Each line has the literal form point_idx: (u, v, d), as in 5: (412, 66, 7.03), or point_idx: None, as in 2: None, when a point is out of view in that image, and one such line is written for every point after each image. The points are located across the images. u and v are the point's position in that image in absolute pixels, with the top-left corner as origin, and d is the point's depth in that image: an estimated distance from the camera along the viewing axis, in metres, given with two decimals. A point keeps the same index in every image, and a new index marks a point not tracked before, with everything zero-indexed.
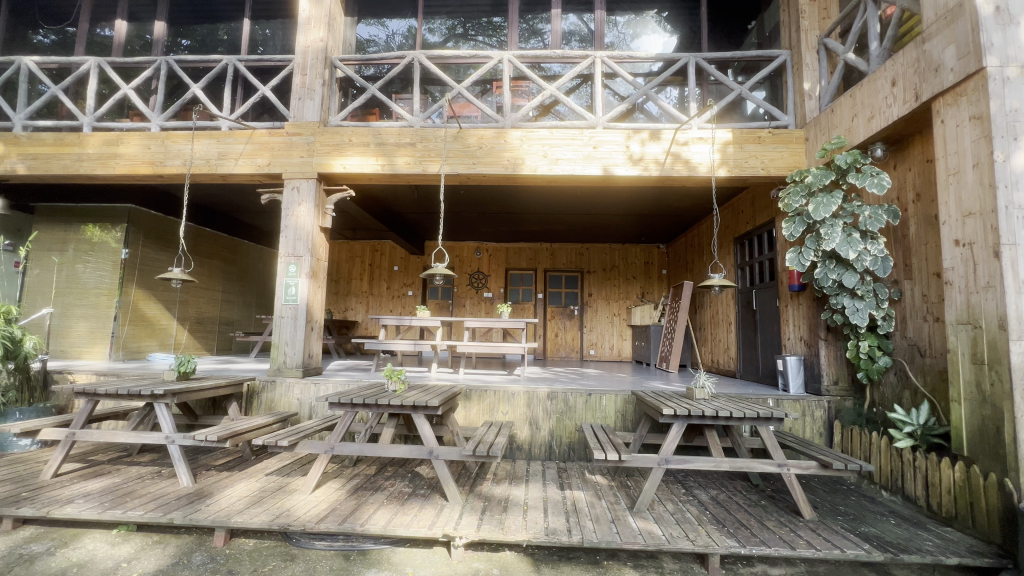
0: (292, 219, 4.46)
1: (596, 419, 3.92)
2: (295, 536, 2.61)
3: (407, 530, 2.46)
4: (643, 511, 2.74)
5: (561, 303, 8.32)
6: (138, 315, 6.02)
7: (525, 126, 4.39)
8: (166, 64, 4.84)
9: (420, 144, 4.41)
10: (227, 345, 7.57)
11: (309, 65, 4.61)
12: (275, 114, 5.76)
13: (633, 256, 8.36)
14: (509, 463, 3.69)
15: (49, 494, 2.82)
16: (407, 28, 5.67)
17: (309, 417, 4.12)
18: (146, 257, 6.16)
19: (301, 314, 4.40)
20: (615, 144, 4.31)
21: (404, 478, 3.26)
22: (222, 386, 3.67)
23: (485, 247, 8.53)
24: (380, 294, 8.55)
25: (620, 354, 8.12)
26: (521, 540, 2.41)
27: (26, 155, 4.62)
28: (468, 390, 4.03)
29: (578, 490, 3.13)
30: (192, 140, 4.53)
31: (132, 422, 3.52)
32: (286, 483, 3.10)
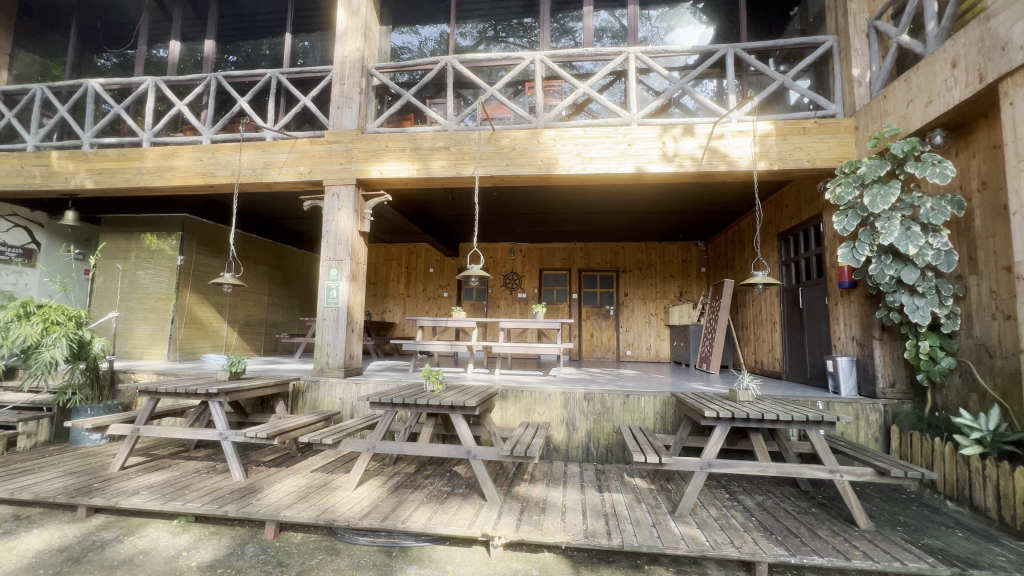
0: (333, 224, 4.61)
1: (634, 420, 3.85)
2: (340, 531, 2.70)
3: (447, 529, 2.50)
4: (684, 516, 2.68)
5: (596, 302, 8.24)
6: (193, 318, 6.37)
7: (558, 125, 4.38)
8: (215, 80, 5.09)
9: (454, 148, 4.47)
10: (273, 346, 7.91)
11: (346, 75, 4.75)
12: (315, 123, 5.98)
13: (670, 254, 8.17)
14: (546, 464, 3.68)
15: (117, 485, 3.03)
16: (439, 33, 5.75)
17: (351, 416, 4.25)
18: (199, 264, 6.52)
19: (342, 315, 4.54)
20: (650, 141, 4.23)
21: (443, 477, 3.31)
22: (269, 386, 3.83)
23: (519, 248, 8.55)
24: (416, 295, 8.72)
25: (657, 355, 7.95)
26: (560, 542, 2.40)
27: (93, 170, 4.97)
28: (504, 390, 4.05)
29: (617, 492, 3.09)
30: (240, 151, 4.76)
31: (188, 419, 3.68)
32: (330, 479, 3.21)
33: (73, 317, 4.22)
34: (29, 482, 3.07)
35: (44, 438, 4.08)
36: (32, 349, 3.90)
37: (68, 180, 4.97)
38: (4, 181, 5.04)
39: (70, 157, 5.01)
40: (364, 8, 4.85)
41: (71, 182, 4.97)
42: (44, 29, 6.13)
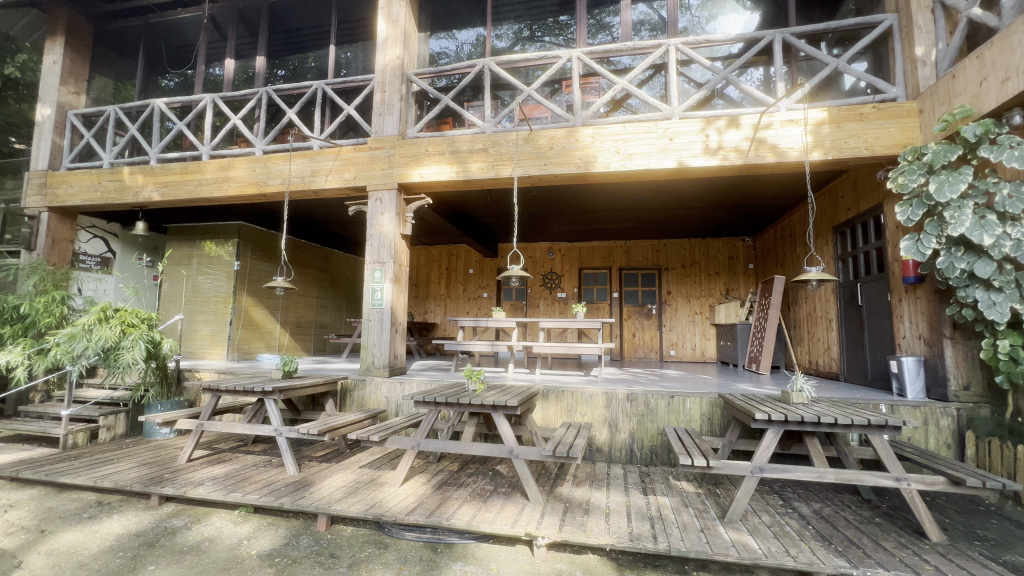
0: (377, 228, 4.75)
1: (679, 422, 3.75)
2: (387, 526, 2.78)
3: (490, 527, 2.52)
4: (735, 521, 2.58)
5: (638, 301, 8.08)
6: (249, 320, 6.73)
7: (596, 122, 4.32)
8: (266, 94, 5.35)
9: (492, 149, 4.51)
10: (321, 346, 8.23)
11: (387, 82, 4.89)
12: (358, 131, 6.19)
13: (715, 251, 7.90)
14: (589, 465, 3.65)
15: (185, 476, 3.25)
16: (475, 36, 5.81)
17: (396, 414, 4.37)
18: (254, 268, 6.89)
19: (386, 316, 4.66)
20: (692, 134, 4.11)
21: (485, 476, 3.34)
22: (319, 385, 3.99)
23: (558, 247, 8.50)
24: (457, 296, 8.85)
25: (703, 355, 7.69)
26: (604, 544, 2.37)
27: (160, 183, 5.35)
28: (545, 390, 4.04)
29: (662, 496, 3.01)
30: (290, 160, 4.99)
31: (246, 415, 3.91)
32: (377, 476, 3.31)
33: (145, 320, 4.58)
34: (109, 471, 3.34)
35: (122, 431, 4.44)
36: (111, 350, 4.23)
37: (138, 193, 5.37)
38: (84, 196, 5.52)
39: (139, 172, 5.41)
40: (403, 16, 4.96)
41: (141, 195, 5.37)
42: (116, 55, 6.66)
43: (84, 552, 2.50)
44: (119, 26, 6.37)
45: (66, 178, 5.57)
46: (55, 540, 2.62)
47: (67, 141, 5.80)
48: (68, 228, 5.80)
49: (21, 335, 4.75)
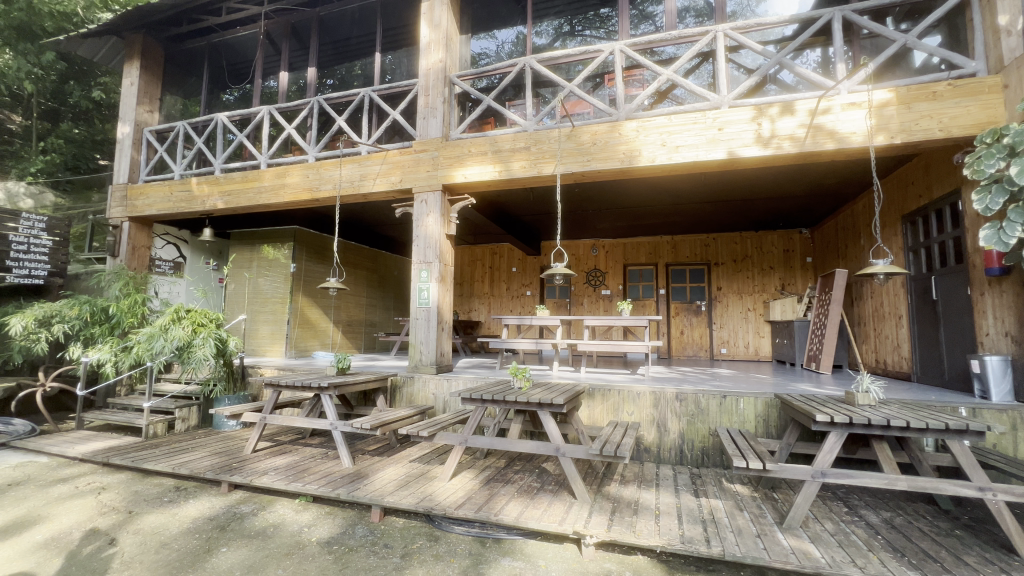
0: (422, 229, 4.86)
1: (732, 423, 3.62)
2: (438, 520, 2.86)
3: (538, 524, 2.53)
4: (795, 528, 2.47)
5: (685, 298, 7.85)
6: (305, 319, 7.08)
7: (640, 115, 4.22)
8: (317, 103, 5.59)
9: (535, 147, 4.51)
10: (372, 344, 8.54)
11: (430, 86, 4.99)
12: (404, 135, 6.37)
13: (770, 244, 7.53)
14: (636, 465, 3.60)
15: (251, 466, 3.48)
16: (515, 35, 5.84)
17: (443, 410, 4.47)
18: (309, 270, 7.23)
19: (432, 315, 4.76)
20: (743, 123, 3.94)
21: (532, 473, 3.36)
22: (371, 381, 4.15)
23: (602, 244, 8.38)
24: (501, 294, 8.91)
25: (757, 353, 7.37)
26: (654, 546, 2.32)
27: (224, 192, 5.72)
28: (591, 388, 4.00)
29: (715, 498, 2.92)
30: (340, 166, 5.21)
31: (305, 410, 4.11)
32: (427, 470, 3.40)
33: (213, 320, 4.93)
34: (185, 459, 3.62)
35: (194, 422, 4.81)
36: (184, 348, 4.58)
37: (205, 202, 5.78)
38: (158, 206, 6.00)
39: (205, 182, 5.81)
40: (445, 20, 5.04)
41: (207, 204, 5.77)
42: (184, 75, 7.19)
43: (166, 533, 2.73)
44: (186, 48, 6.87)
45: (143, 191, 6.07)
46: (141, 521, 2.88)
47: (143, 156, 6.31)
48: (145, 236, 6.33)
49: (108, 334, 5.19)
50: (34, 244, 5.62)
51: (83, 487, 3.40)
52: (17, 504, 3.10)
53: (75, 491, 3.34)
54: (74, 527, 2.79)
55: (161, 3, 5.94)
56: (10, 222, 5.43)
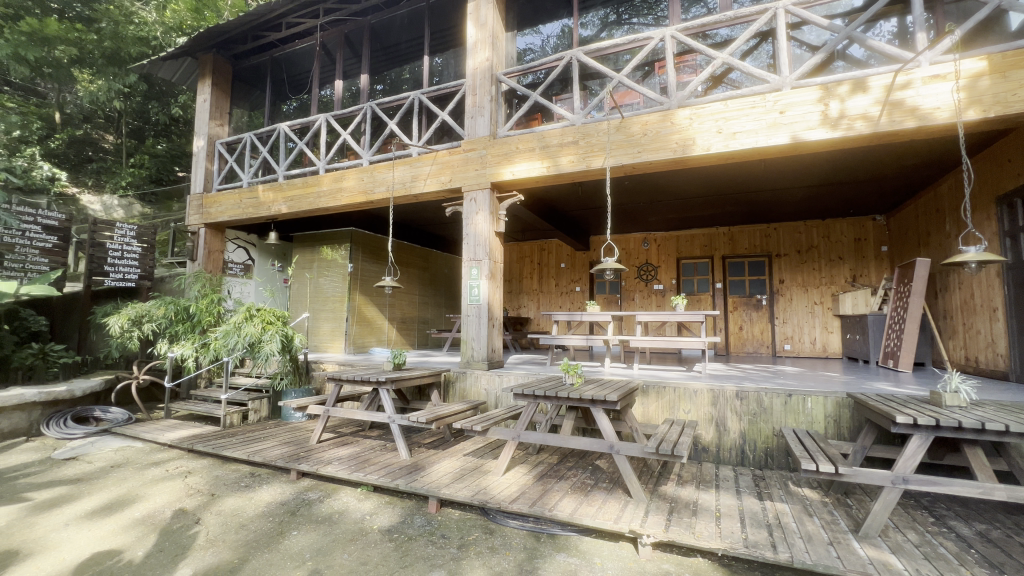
0: (472, 227, 4.93)
1: (799, 423, 3.43)
2: (492, 513, 2.90)
3: (593, 521, 2.52)
4: (872, 537, 2.30)
5: (744, 292, 7.49)
6: (362, 317, 7.37)
7: (694, 102, 4.06)
8: (370, 109, 5.77)
9: (583, 141, 4.45)
10: (425, 341, 8.77)
11: (478, 85, 5.04)
12: (452, 135, 6.49)
13: (838, 233, 7.02)
14: (695, 466, 3.48)
15: (317, 455, 3.69)
16: (561, 28, 5.80)
17: (495, 406, 4.53)
18: (365, 270, 7.53)
19: (483, 311, 4.82)
20: (807, 105, 3.70)
21: (586, 470, 3.34)
22: (425, 376, 4.27)
23: (653, 237, 8.15)
24: (550, 290, 8.88)
25: (825, 350, 6.91)
26: (715, 549, 2.25)
27: (287, 198, 6.07)
28: (645, 385, 3.91)
29: (781, 502, 2.77)
30: (392, 168, 5.38)
31: (364, 404, 4.30)
32: (481, 464, 3.47)
33: (280, 318, 5.25)
34: (259, 447, 3.89)
35: (265, 413, 5.16)
36: (256, 344, 4.92)
37: (270, 208, 6.16)
38: (230, 213, 6.46)
39: (270, 190, 6.19)
40: (490, 18, 5.07)
41: (272, 210, 6.14)
42: (249, 89, 7.70)
43: (243, 515, 2.95)
44: (250, 64, 7.33)
45: (216, 199, 6.56)
46: (222, 503, 3.13)
47: (215, 166, 6.81)
48: (219, 241, 6.84)
49: (190, 331, 5.67)
50: (127, 251, 6.22)
51: (172, 471, 3.74)
52: (118, 484, 3.46)
53: (167, 474, 3.68)
54: (166, 507, 3.08)
55: (228, 23, 6.38)
56: (107, 231, 6.04)
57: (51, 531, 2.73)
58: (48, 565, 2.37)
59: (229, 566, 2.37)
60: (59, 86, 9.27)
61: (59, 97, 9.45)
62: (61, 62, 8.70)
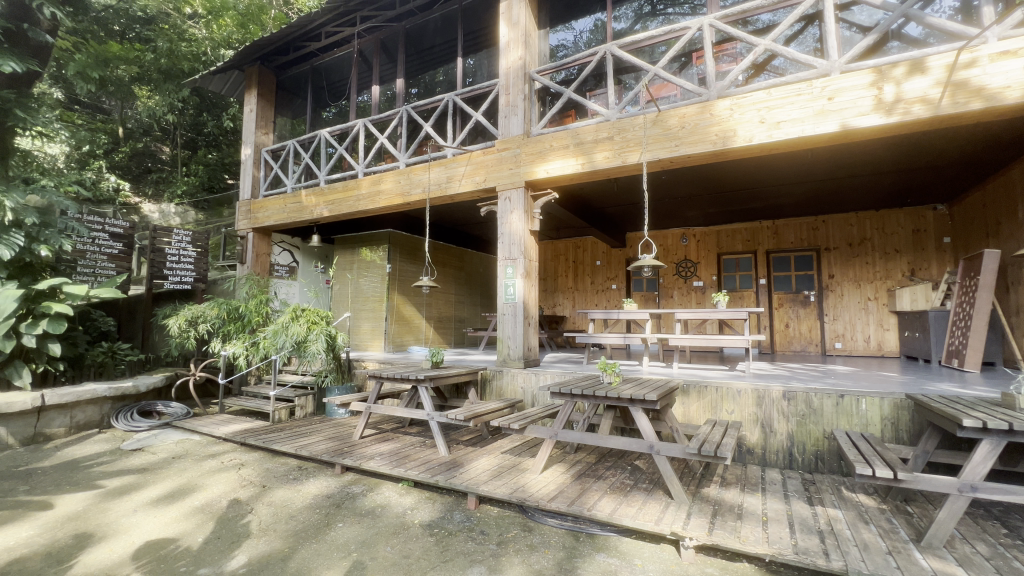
0: (507, 226, 4.95)
1: (852, 426, 3.26)
2: (531, 511, 2.91)
3: (633, 522, 2.48)
4: (936, 547, 2.16)
5: (790, 288, 7.18)
6: (401, 316, 7.55)
7: (734, 92, 3.92)
8: (406, 112, 5.88)
9: (619, 136, 4.38)
10: (461, 339, 8.89)
11: (511, 84, 5.05)
12: (486, 135, 6.54)
13: (894, 224, 6.62)
14: (739, 468, 3.36)
15: (360, 450, 3.81)
16: (594, 23, 5.74)
17: (532, 404, 4.54)
18: (403, 270, 7.70)
19: (519, 310, 4.83)
20: (859, 90, 3.50)
21: (624, 470, 3.30)
22: (463, 374, 4.33)
23: (692, 232, 7.92)
24: (585, 288, 8.80)
25: (880, 349, 6.52)
26: (762, 554, 2.16)
27: (328, 202, 6.28)
28: (685, 385, 3.82)
29: (833, 508, 2.65)
30: (428, 170, 5.47)
31: (403, 401, 4.39)
32: (519, 462, 3.48)
33: (324, 318, 5.45)
34: (305, 442, 4.06)
35: (311, 409, 5.38)
36: (302, 342, 5.13)
37: (313, 212, 6.40)
38: (275, 217, 6.75)
39: (313, 194, 6.43)
40: (523, 17, 5.07)
41: (315, 213, 6.38)
42: (291, 97, 8.01)
43: (292, 507, 3.08)
44: (292, 74, 7.63)
45: (263, 205, 6.88)
46: (272, 495, 3.28)
47: (262, 173, 7.15)
48: (266, 244, 7.16)
49: (241, 330, 5.96)
50: (183, 256, 6.61)
51: (226, 463, 3.96)
52: (179, 474, 3.69)
53: (222, 465, 3.90)
54: (222, 496, 3.26)
55: (273, 35, 6.66)
56: (165, 237, 6.44)
57: (122, 517, 2.95)
58: (120, 548, 2.55)
59: (280, 554, 2.48)
60: (122, 103, 9.92)
61: (122, 113, 10.12)
62: (123, 80, 9.33)
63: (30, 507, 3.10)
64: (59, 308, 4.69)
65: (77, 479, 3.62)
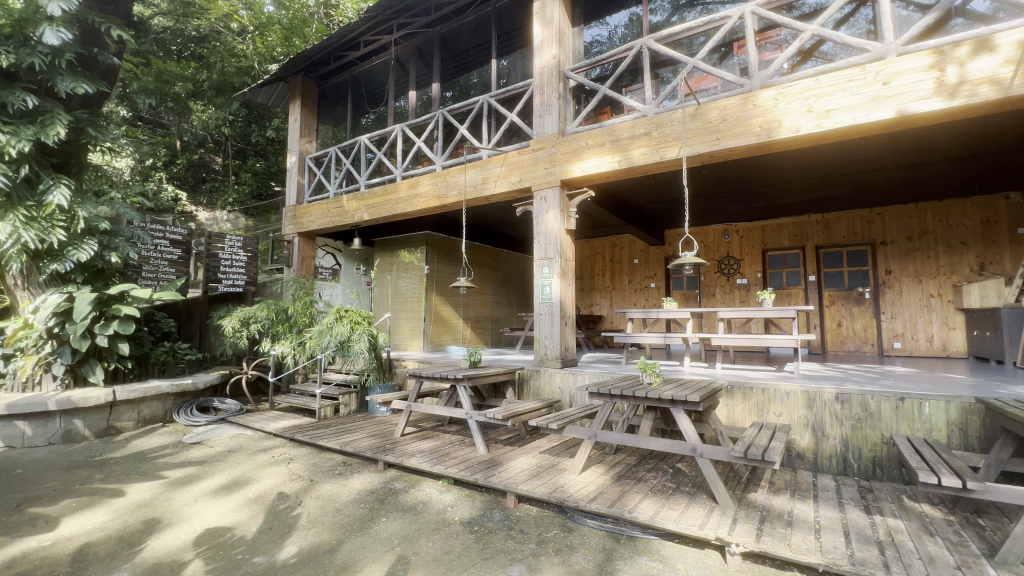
0: (543, 225, 4.95)
1: (915, 431, 3.06)
2: (570, 511, 2.90)
3: (676, 525, 2.42)
4: (1012, 564, 1.99)
5: (843, 285, 6.82)
6: (439, 316, 7.67)
7: (779, 82, 3.76)
8: (441, 115, 5.97)
9: (656, 132, 4.29)
10: (498, 339, 8.94)
11: (545, 84, 5.04)
12: (521, 135, 6.56)
13: (960, 215, 6.16)
14: (789, 473, 3.22)
15: (401, 448, 3.90)
16: (629, 17, 5.60)
17: (570, 404, 4.52)
18: (440, 271, 7.83)
19: (555, 310, 4.81)
20: (917, 73, 3.28)
21: (666, 473, 3.22)
22: (500, 374, 4.35)
23: (735, 228, 7.65)
24: (623, 287, 8.66)
25: (945, 349, 6.10)
26: (814, 564, 2.07)
27: (368, 206, 6.47)
28: (729, 386, 3.70)
29: (894, 518, 2.49)
30: (464, 172, 5.54)
31: (443, 400, 4.47)
32: (558, 462, 3.47)
33: (366, 318, 5.62)
34: (350, 439, 4.20)
35: (354, 407, 5.55)
36: (345, 342, 5.31)
37: (354, 216, 6.61)
38: (319, 222, 7.02)
39: (354, 199, 6.63)
40: (557, 15, 5.05)
41: (356, 217, 6.59)
42: (333, 105, 8.29)
43: (338, 500, 3.20)
44: (333, 83, 7.92)
45: (307, 210, 7.17)
46: (319, 488, 3.42)
47: (306, 180, 7.45)
48: (310, 248, 7.45)
49: (289, 331, 6.24)
50: (235, 260, 6.98)
51: (277, 457, 4.15)
52: (235, 467, 3.91)
53: (273, 460, 4.10)
54: (273, 489, 3.43)
55: (314, 47, 6.94)
56: (219, 243, 6.81)
57: (185, 505, 3.15)
58: (183, 535, 2.73)
59: (328, 547, 2.57)
60: (178, 117, 10.56)
61: (179, 127, 10.75)
62: (179, 96, 9.95)
63: (104, 494, 3.36)
64: (127, 311, 5.02)
65: (145, 469, 3.90)
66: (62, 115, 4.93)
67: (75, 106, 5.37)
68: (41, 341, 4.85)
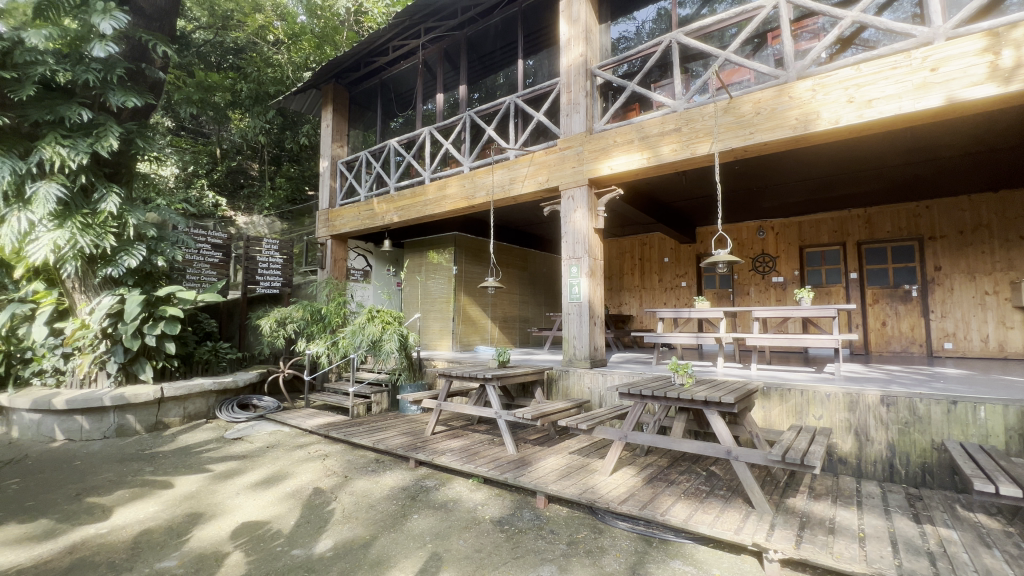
0: (571, 224, 4.92)
1: (969, 437, 2.89)
2: (601, 512, 2.87)
3: (710, 530, 2.37)
4: None
5: (887, 282, 6.50)
6: (467, 316, 7.74)
7: (817, 72, 3.62)
8: (468, 117, 5.99)
9: (687, 127, 4.20)
10: (526, 339, 8.94)
11: (572, 82, 5.01)
12: (547, 134, 6.53)
13: (1017, 207, 5.78)
14: (831, 479, 3.10)
15: (432, 446, 3.95)
16: (656, 11, 5.53)
17: (600, 405, 4.48)
18: (468, 271, 7.89)
19: (584, 309, 4.78)
20: (968, 58, 3.10)
21: (699, 476, 3.15)
22: (529, 374, 4.35)
23: (770, 225, 7.41)
24: (653, 286, 8.51)
25: (1002, 350, 5.75)
26: (858, 574, 1.99)
27: (397, 208, 6.58)
28: (766, 388, 3.58)
29: (946, 527, 2.36)
30: (491, 173, 5.57)
31: (472, 399, 4.50)
32: (587, 462, 3.45)
33: (397, 319, 5.73)
34: (382, 436, 4.28)
35: (386, 405, 5.66)
36: (377, 342, 5.42)
37: (384, 218, 6.74)
38: (350, 224, 7.19)
39: (384, 202, 6.77)
40: (583, 13, 5.01)
41: (386, 220, 6.72)
42: (362, 111, 8.51)
43: (372, 496, 3.27)
44: (362, 89, 8.10)
45: (339, 214, 7.36)
46: (353, 485, 3.50)
47: (338, 184, 7.66)
48: (343, 250, 7.64)
49: (322, 331, 6.43)
50: (271, 262, 7.23)
51: (313, 453, 4.28)
52: (273, 462, 4.05)
53: (309, 456, 4.23)
54: (310, 484, 3.53)
55: (345, 54, 7.11)
56: (257, 246, 7.08)
57: (228, 498, 3.29)
58: (226, 526, 2.86)
59: (362, 541, 2.64)
60: (219, 126, 11.00)
61: (219, 135, 11.19)
62: (219, 105, 10.37)
63: (154, 486, 3.54)
64: (173, 311, 5.30)
65: (191, 462, 4.09)
66: (114, 128, 5.21)
67: (125, 119, 5.66)
68: (96, 341, 5.15)
